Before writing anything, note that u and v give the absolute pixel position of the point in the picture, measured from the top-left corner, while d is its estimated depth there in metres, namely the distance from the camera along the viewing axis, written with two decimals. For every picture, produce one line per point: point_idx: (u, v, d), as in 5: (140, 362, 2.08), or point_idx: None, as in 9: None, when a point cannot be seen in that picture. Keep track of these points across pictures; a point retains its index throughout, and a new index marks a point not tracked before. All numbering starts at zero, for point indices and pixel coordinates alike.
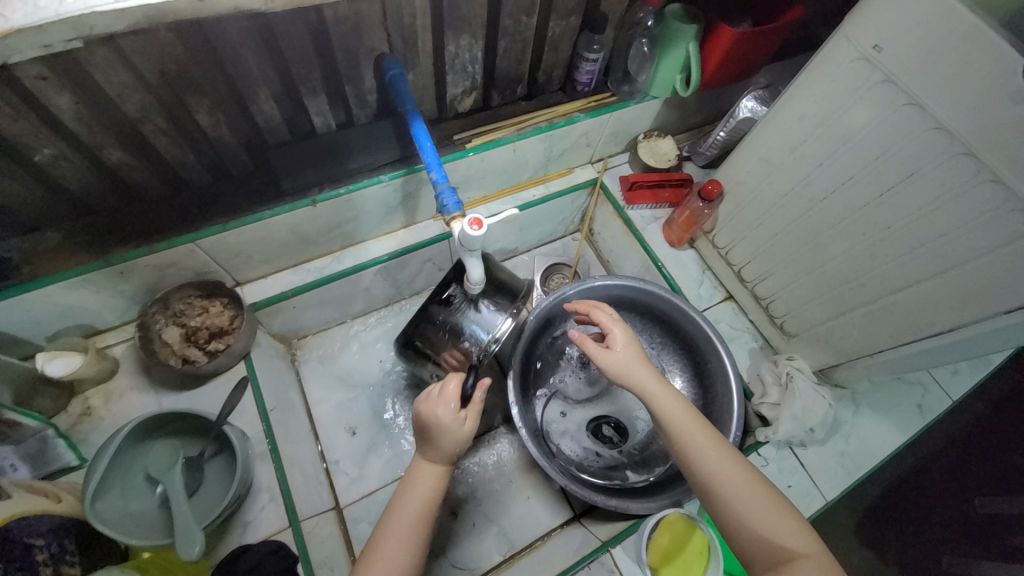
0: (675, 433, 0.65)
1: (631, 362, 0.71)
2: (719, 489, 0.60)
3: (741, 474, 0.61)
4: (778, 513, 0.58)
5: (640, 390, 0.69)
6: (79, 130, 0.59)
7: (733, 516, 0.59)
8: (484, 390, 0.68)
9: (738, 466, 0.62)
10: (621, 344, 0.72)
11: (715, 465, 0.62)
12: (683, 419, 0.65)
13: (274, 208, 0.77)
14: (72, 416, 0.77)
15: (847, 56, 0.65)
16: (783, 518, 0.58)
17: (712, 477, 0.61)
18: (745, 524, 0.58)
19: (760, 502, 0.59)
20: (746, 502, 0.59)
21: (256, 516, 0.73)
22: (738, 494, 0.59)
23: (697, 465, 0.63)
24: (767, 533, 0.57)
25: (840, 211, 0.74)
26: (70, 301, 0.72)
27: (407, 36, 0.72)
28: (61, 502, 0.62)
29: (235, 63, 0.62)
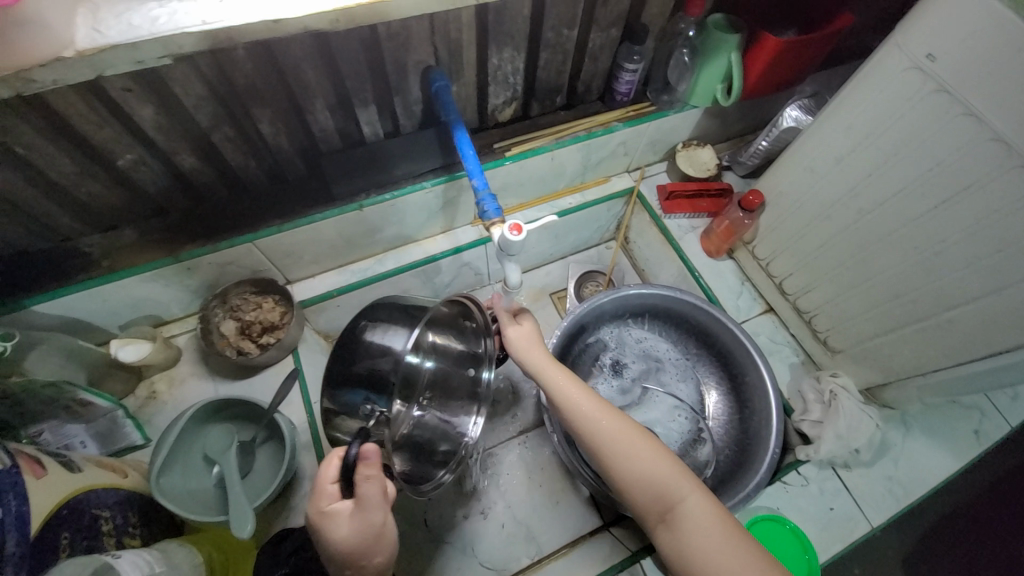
0: (561, 402, 0.68)
1: (528, 342, 0.72)
2: (612, 453, 0.64)
3: (636, 438, 0.64)
4: (661, 466, 0.63)
5: (533, 369, 0.71)
6: (158, 138, 0.66)
7: (625, 476, 0.64)
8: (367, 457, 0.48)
9: (629, 429, 0.65)
10: (526, 317, 0.75)
11: (603, 429, 0.65)
12: (571, 387, 0.68)
13: (325, 212, 0.82)
14: (139, 399, 0.85)
15: (899, 64, 0.63)
16: (674, 476, 0.62)
17: (599, 441, 0.65)
18: (636, 482, 0.63)
19: (642, 456, 0.64)
20: (637, 463, 0.63)
21: (299, 501, 0.77)
22: (642, 457, 0.63)
23: (587, 429, 0.66)
24: (657, 491, 0.62)
25: (890, 223, 0.71)
26: (142, 293, 0.79)
27: (453, 50, 0.76)
28: (127, 476, 0.66)
29: (296, 76, 0.67)
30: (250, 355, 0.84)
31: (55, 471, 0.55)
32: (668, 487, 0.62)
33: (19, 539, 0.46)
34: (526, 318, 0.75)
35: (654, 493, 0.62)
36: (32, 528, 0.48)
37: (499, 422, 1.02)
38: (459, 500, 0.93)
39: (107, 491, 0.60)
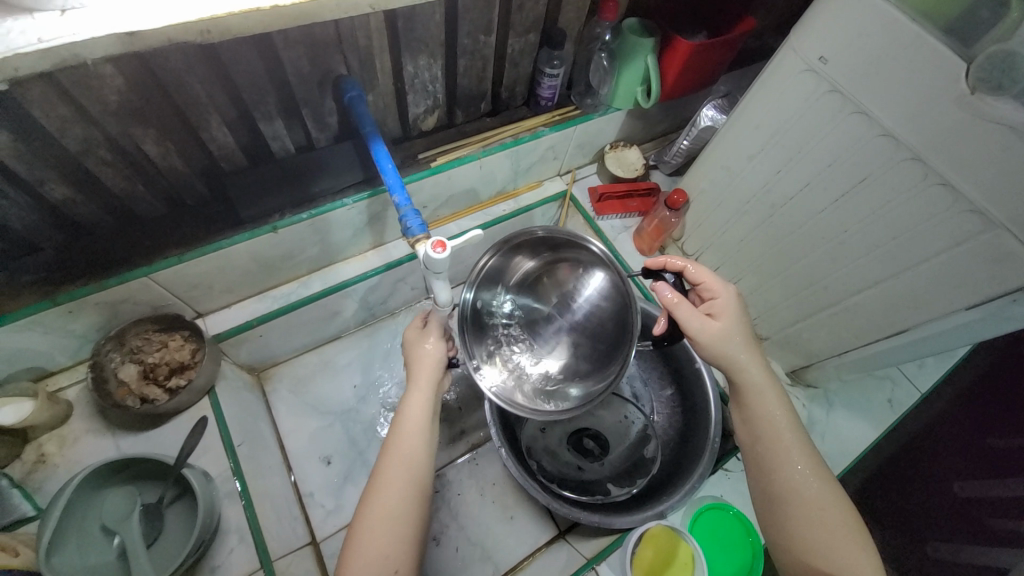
0: (766, 442, 0.63)
1: (726, 347, 0.66)
2: (784, 498, 0.60)
3: (812, 484, 0.60)
4: (834, 532, 0.57)
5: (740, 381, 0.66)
6: (16, 167, 0.56)
7: (790, 528, 0.59)
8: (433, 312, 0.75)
9: (819, 473, 0.60)
10: (724, 314, 0.68)
11: (793, 471, 0.61)
12: (767, 419, 0.64)
13: (234, 237, 0.75)
14: (27, 464, 0.72)
15: (796, 68, 0.67)
16: (837, 530, 0.57)
17: (784, 488, 0.61)
18: (799, 538, 0.58)
19: (823, 519, 0.58)
20: (812, 517, 0.58)
21: (226, 559, 0.70)
22: (803, 507, 0.59)
23: (777, 472, 0.61)
24: (823, 546, 0.57)
25: (800, 216, 0.75)
26: (14, 344, 0.68)
27: (364, 59, 0.72)
28: (17, 555, 0.56)
29: (184, 92, 0.60)
30: (156, 403, 0.75)
31: None
32: (837, 547, 0.56)
33: None
34: (724, 307, 0.68)
35: (813, 552, 0.57)
36: None
37: (448, 440, 0.98)
38: None
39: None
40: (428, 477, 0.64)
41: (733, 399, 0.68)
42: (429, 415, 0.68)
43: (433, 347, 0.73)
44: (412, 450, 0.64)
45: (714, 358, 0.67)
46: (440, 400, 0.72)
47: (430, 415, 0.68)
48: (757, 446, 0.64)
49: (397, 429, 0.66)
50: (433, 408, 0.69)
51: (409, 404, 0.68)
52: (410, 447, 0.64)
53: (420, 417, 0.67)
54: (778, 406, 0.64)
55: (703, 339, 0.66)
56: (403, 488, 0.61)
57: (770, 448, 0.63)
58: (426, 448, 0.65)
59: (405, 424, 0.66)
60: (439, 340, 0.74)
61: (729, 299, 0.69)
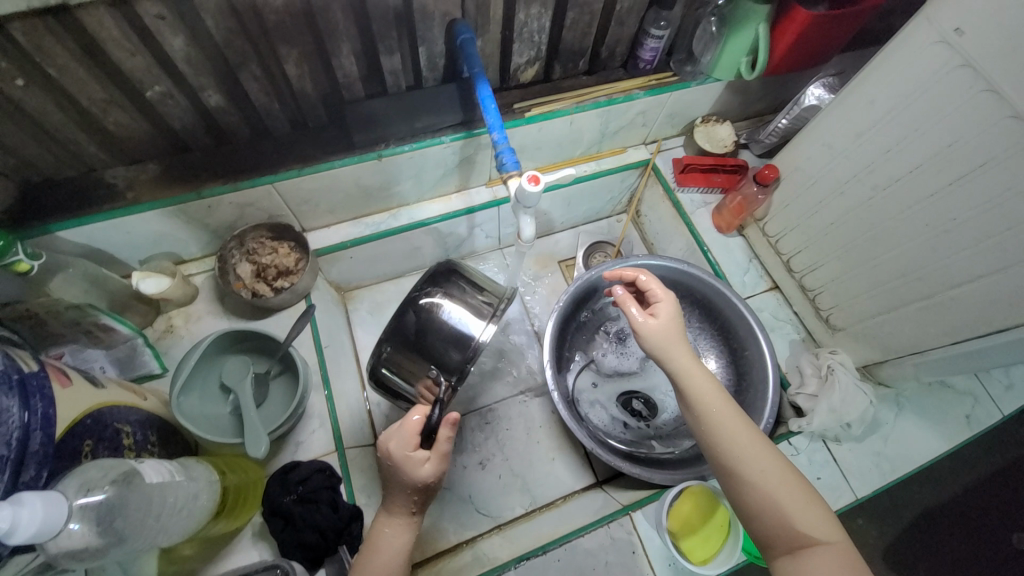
0: (712, 425, 0.63)
1: (668, 338, 0.68)
2: (741, 474, 0.60)
3: (762, 457, 0.60)
4: (797, 499, 0.58)
5: (672, 367, 0.67)
6: (185, 70, 0.66)
7: (751, 501, 0.59)
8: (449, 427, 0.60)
9: (762, 446, 0.61)
10: (665, 313, 0.70)
11: (742, 449, 0.61)
12: (707, 401, 0.64)
13: (344, 159, 0.83)
14: (157, 331, 0.87)
15: (928, 39, 0.63)
16: (793, 496, 0.58)
17: (739, 465, 0.60)
18: (763, 510, 0.58)
19: (783, 485, 0.59)
20: (773, 489, 0.58)
21: (307, 438, 0.80)
22: (762, 481, 0.59)
23: (727, 450, 0.61)
24: (783, 515, 0.57)
25: (904, 200, 0.72)
26: (164, 228, 0.81)
27: (481, 2, 0.75)
28: (145, 400, 0.69)
29: (324, 17, 0.67)
30: (264, 296, 0.87)
31: (79, 384, 0.57)
32: (801, 514, 0.57)
33: (43, 438, 0.47)
34: (664, 307, 0.71)
35: (783, 523, 0.57)
36: (56, 430, 0.50)
37: (502, 379, 1.04)
38: (460, 450, 0.96)
39: (128, 409, 0.63)
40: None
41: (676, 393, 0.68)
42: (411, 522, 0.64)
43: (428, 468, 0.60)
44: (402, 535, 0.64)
45: (653, 348, 0.68)
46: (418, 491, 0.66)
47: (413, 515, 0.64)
48: (703, 428, 0.64)
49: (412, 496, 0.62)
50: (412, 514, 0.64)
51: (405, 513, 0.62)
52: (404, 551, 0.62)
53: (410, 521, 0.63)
54: (715, 392, 0.64)
55: (646, 333, 0.69)
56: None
57: (718, 431, 0.62)
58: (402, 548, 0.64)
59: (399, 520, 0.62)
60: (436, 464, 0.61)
61: (671, 304, 0.72)
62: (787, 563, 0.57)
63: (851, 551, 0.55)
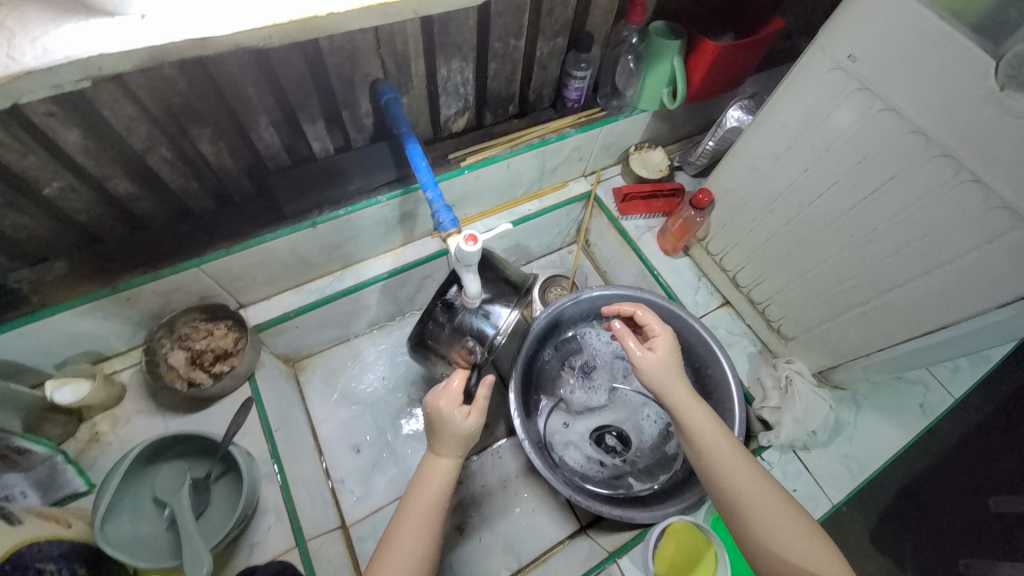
0: (713, 457, 0.64)
1: (664, 376, 0.70)
2: (745, 508, 0.61)
3: (762, 489, 0.61)
4: (799, 533, 0.58)
5: (671, 401, 0.69)
6: (86, 163, 0.62)
7: (757, 536, 0.59)
8: (489, 386, 0.71)
9: (763, 478, 0.63)
10: (662, 348, 0.73)
11: (744, 483, 0.62)
12: (709, 432, 0.66)
13: (276, 231, 0.79)
14: (81, 442, 0.78)
15: (824, 66, 0.67)
16: (796, 530, 0.59)
17: (742, 499, 0.61)
18: (770, 545, 0.58)
19: (784, 518, 0.59)
20: (774, 521, 0.59)
21: (263, 536, 0.74)
22: (764, 513, 0.60)
23: (729, 482, 0.63)
24: (790, 549, 0.58)
25: (828, 214, 0.75)
26: (78, 328, 0.74)
27: (400, 62, 0.75)
28: (70, 527, 0.61)
29: (235, 93, 0.65)
30: (201, 386, 0.80)
31: None
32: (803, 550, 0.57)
33: None
34: (662, 343, 0.74)
35: (789, 557, 0.57)
36: None
37: None
38: None
39: (51, 543, 0.56)
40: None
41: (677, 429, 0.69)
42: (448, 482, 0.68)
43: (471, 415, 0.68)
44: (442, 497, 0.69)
45: (653, 383, 0.71)
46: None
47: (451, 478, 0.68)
48: (706, 464, 0.65)
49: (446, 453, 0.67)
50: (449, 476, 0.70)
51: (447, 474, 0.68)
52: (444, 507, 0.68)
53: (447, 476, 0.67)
54: (716, 425, 0.66)
55: (645, 368, 0.71)
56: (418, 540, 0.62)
57: (719, 462, 0.64)
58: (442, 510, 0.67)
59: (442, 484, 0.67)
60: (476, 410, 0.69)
61: (667, 339, 0.75)
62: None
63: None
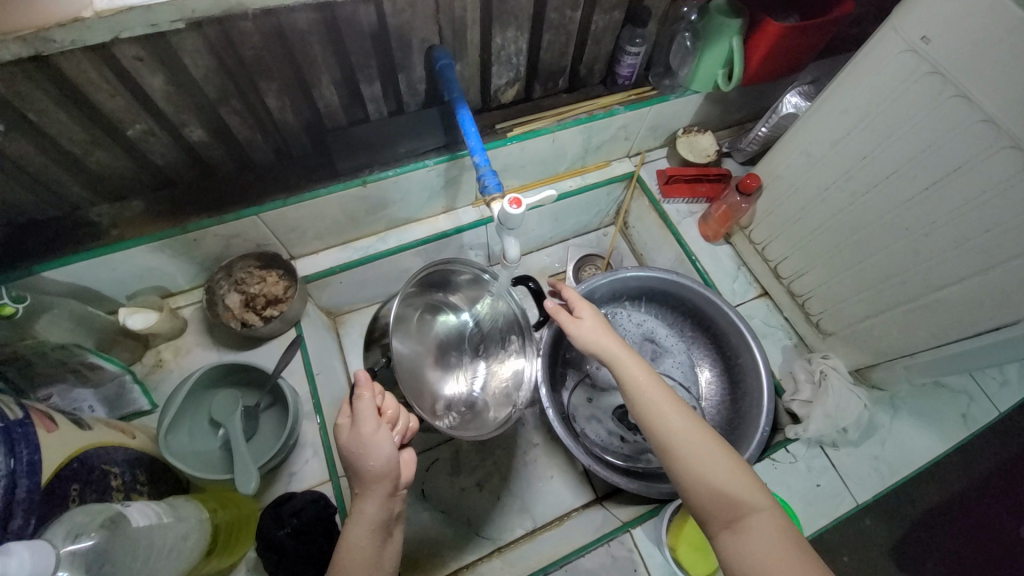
0: (642, 411, 0.65)
1: (597, 335, 0.72)
2: (675, 456, 0.61)
3: (693, 434, 0.62)
4: (731, 471, 0.59)
5: (607, 359, 0.70)
6: (167, 109, 0.67)
7: (689, 478, 0.60)
8: (364, 384, 0.60)
9: (695, 422, 0.64)
10: (589, 314, 0.74)
11: (679, 426, 0.63)
12: (639, 387, 0.67)
13: (329, 186, 0.84)
14: (146, 366, 0.87)
15: (895, 48, 0.64)
16: (726, 467, 0.60)
17: (671, 445, 0.62)
18: (701, 482, 0.59)
19: (714, 458, 0.60)
20: (705, 462, 0.60)
21: (301, 468, 0.80)
22: (695, 457, 0.60)
23: (659, 433, 0.63)
24: (722, 487, 0.58)
25: (883, 204, 0.73)
26: (150, 263, 0.81)
27: (457, 29, 0.77)
28: (134, 438, 0.68)
29: (302, 51, 0.68)
30: (254, 326, 0.87)
31: (65, 427, 0.57)
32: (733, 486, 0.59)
33: (28, 486, 0.47)
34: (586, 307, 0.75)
35: (719, 493, 0.58)
36: (42, 478, 0.49)
37: None
38: (458, 472, 0.96)
39: (115, 449, 0.63)
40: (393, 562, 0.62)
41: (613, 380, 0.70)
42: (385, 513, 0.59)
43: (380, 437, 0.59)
44: (388, 529, 0.60)
45: (588, 346, 0.72)
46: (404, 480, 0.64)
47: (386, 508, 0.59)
48: (638, 411, 0.66)
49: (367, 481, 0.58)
50: (392, 503, 0.61)
51: (370, 503, 0.58)
52: (380, 543, 0.58)
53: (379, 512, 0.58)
54: (650, 375, 0.67)
55: (580, 334, 0.72)
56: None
57: (648, 416, 0.65)
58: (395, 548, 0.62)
59: (368, 527, 0.58)
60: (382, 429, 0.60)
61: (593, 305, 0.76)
62: (727, 538, 0.57)
63: (779, 515, 0.57)
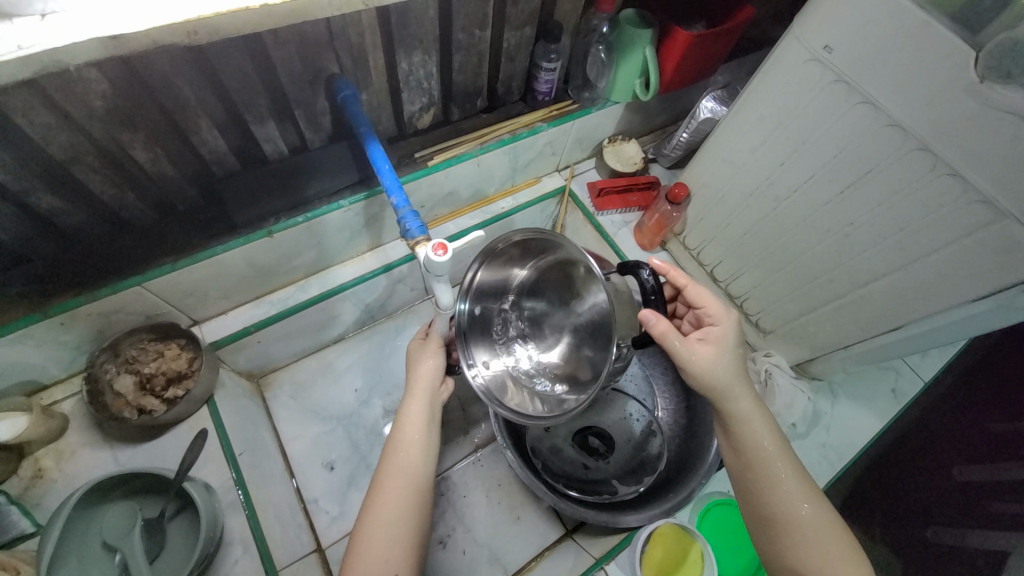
0: (767, 474, 0.60)
1: (723, 377, 0.63)
2: (792, 528, 0.57)
3: (816, 510, 0.58)
4: (846, 560, 0.55)
5: (725, 407, 0.63)
6: (1, 177, 0.54)
7: (798, 559, 0.56)
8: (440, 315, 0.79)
9: (808, 493, 0.59)
10: (720, 345, 0.65)
11: (790, 496, 0.58)
12: (767, 447, 0.61)
13: (228, 242, 0.73)
14: (22, 481, 0.71)
15: (800, 57, 0.65)
16: (839, 551, 0.56)
17: (789, 518, 0.58)
18: (806, 563, 0.56)
19: (832, 542, 0.56)
20: (821, 545, 0.56)
21: (231, 570, 0.69)
22: (811, 536, 0.56)
23: (777, 501, 0.59)
24: (827, 568, 0.55)
25: (804, 208, 0.74)
26: (7, 359, 0.66)
27: (356, 56, 0.70)
28: (17, 572, 0.55)
29: (171, 94, 0.58)
30: (155, 412, 0.74)
31: None
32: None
33: None
34: (719, 334, 0.66)
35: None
36: None
37: (451, 442, 0.97)
38: None
39: None
40: (430, 490, 0.67)
41: (723, 429, 0.65)
42: (433, 416, 0.73)
43: (434, 361, 0.76)
44: (422, 452, 0.69)
45: (703, 388, 0.64)
46: (444, 406, 0.76)
47: (432, 415, 0.73)
48: (758, 472, 0.60)
49: (399, 430, 0.69)
50: (430, 423, 0.72)
51: (412, 412, 0.72)
52: (418, 456, 0.68)
53: (428, 415, 0.72)
54: (776, 438, 0.61)
55: (695, 369, 0.63)
56: (405, 484, 0.65)
57: (771, 480, 0.59)
58: (432, 450, 0.70)
59: (405, 445, 0.68)
60: (438, 353, 0.77)
61: (730, 329, 0.67)
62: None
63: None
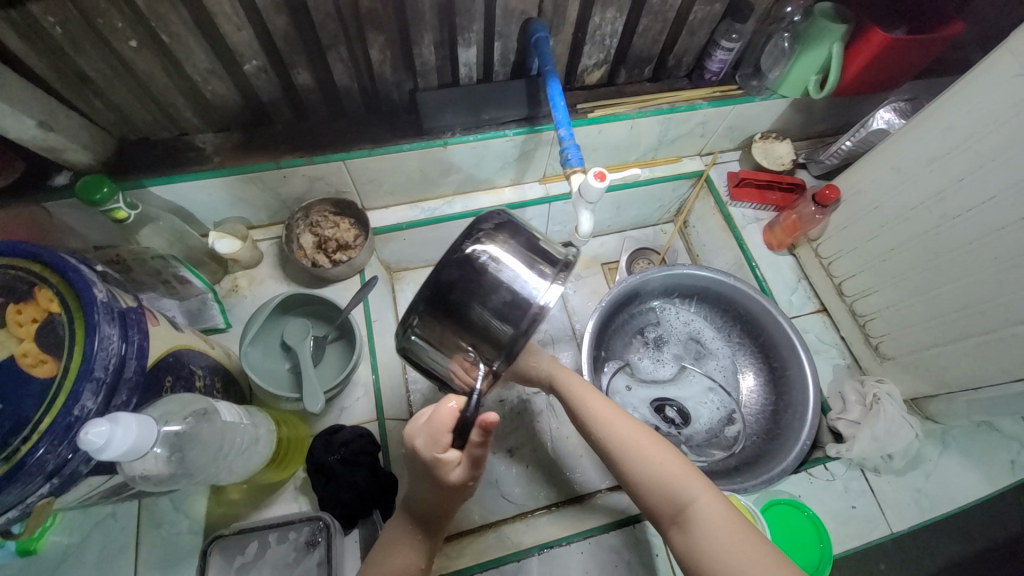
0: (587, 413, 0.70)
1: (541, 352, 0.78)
2: (613, 451, 0.66)
3: (628, 430, 0.66)
4: (665, 461, 0.63)
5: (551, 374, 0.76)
6: (281, 47, 0.71)
7: (627, 473, 0.64)
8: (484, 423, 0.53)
9: (631, 424, 0.68)
10: None
11: (612, 429, 0.67)
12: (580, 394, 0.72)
13: (412, 143, 0.87)
14: (223, 289, 0.93)
15: (1014, 69, 0.62)
16: (663, 456, 0.63)
17: (612, 443, 0.66)
18: (642, 479, 0.63)
19: (651, 453, 0.64)
20: (638, 454, 0.64)
21: (351, 404, 0.85)
22: (628, 451, 0.64)
23: (600, 432, 0.68)
24: (646, 473, 0.63)
25: (974, 230, 0.70)
26: (241, 194, 0.86)
27: (559, 3, 0.77)
28: (213, 349, 0.73)
29: (413, 7, 0.71)
30: (430, 358, 0.60)
31: (164, 325, 0.62)
32: (666, 471, 0.62)
33: (136, 367, 0.52)
34: None
35: (657, 485, 0.61)
36: (148, 361, 0.54)
37: None
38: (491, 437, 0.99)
39: (199, 353, 0.67)
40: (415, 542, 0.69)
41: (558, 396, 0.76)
42: None
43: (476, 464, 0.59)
44: None
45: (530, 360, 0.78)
46: None
47: None
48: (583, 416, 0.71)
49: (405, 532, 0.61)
50: None
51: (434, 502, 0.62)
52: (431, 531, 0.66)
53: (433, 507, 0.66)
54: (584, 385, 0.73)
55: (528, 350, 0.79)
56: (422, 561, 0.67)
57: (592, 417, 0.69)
58: None
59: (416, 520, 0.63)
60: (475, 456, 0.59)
61: None
62: (677, 531, 0.59)
63: (717, 499, 0.59)
